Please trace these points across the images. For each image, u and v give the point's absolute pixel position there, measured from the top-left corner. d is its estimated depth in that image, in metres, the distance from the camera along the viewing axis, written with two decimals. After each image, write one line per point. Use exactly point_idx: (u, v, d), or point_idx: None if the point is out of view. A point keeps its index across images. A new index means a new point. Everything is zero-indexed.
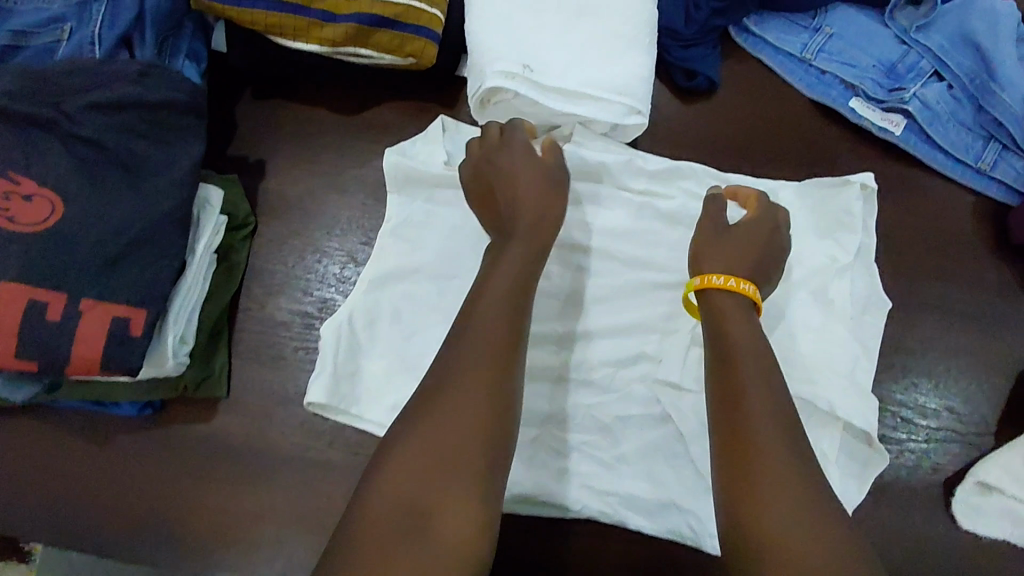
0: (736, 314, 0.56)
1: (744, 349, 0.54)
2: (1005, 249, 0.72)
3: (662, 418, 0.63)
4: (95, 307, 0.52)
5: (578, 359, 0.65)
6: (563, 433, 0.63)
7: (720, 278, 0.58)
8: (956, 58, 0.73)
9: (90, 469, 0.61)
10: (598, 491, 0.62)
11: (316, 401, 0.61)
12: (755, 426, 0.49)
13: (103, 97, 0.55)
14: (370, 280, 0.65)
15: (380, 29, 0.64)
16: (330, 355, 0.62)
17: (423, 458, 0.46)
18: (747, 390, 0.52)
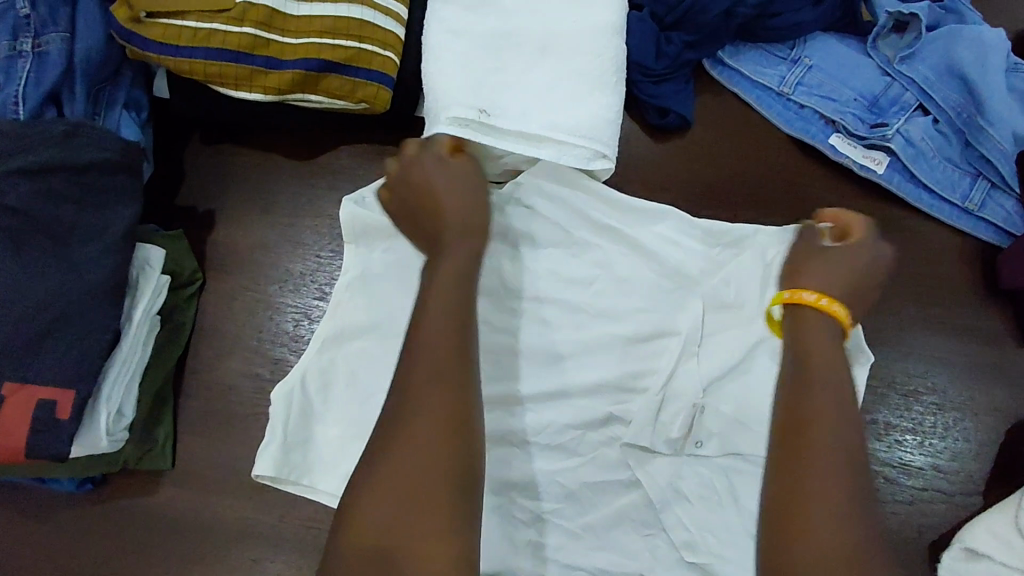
0: (823, 337, 0.45)
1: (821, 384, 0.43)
2: (993, 295, 0.69)
3: (631, 483, 0.60)
4: (19, 390, 0.49)
5: (544, 422, 0.61)
6: (528, 503, 0.60)
7: (809, 293, 0.46)
8: (941, 92, 0.69)
9: (25, 549, 0.58)
10: (565, 565, 0.59)
11: (265, 475, 0.56)
12: (813, 489, 0.40)
13: (26, 161, 0.51)
14: (324, 337, 0.60)
15: (330, 73, 0.60)
16: (281, 423, 0.57)
17: (389, 528, 0.40)
18: (818, 440, 0.42)
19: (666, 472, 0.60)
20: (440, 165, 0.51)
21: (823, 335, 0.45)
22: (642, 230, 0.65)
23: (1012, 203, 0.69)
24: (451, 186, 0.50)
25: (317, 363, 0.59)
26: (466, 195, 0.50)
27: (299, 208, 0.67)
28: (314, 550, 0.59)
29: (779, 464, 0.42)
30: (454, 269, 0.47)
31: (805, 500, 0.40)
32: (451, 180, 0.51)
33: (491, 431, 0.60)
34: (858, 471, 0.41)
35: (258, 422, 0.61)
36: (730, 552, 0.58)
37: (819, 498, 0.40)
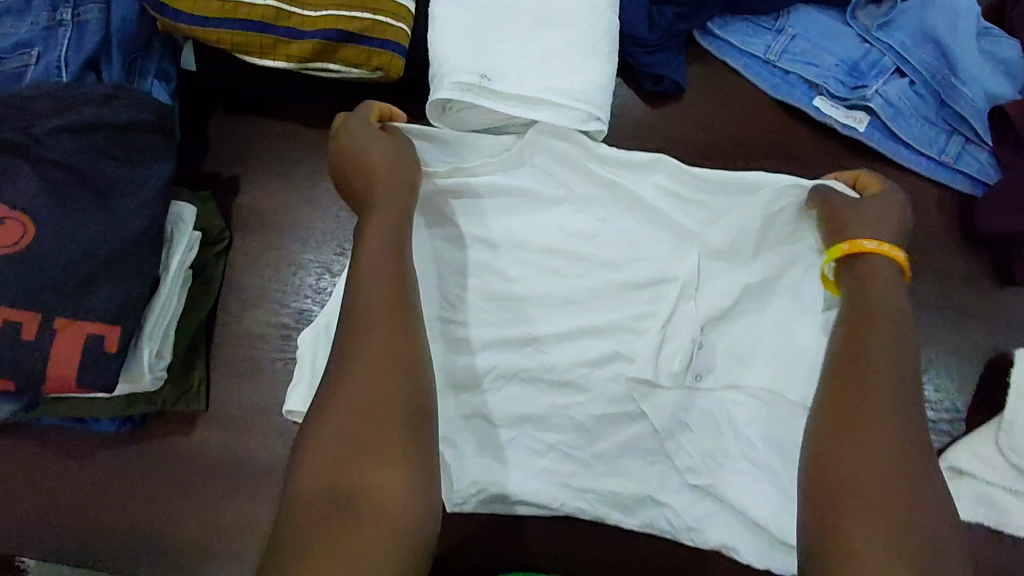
0: (884, 279, 0.58)
1: (883, 314, 0.55)
2: (971, 241, 0.74)
3: (637, 414, 0.65)
4: (70, 325, 0.53)
5: (553, 361, 0.65)
6: (540, 434, 0.64)
7: (872, 242, 0.60)
8: (917, 55, 0.74)
9: (71, 486, 0.61)
10: (577, 489, 0.64)
11: (295, 409, 0.60)
12: (871, 377, 0.51)
13: (72, 120, 0.55)
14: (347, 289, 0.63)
15: (348, 43, 0.65)
16: (309, 362, 0.61)
17: (353, 468, 0.46)
18: (873, 345, 0.54)
19: (668, 407, 0.64)
20: (369, 140, 0.62)
21: (885, 284, 0.58)
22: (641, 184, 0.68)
23: (985, 155, 0.74)
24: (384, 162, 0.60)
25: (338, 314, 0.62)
26: (395, 166, 0.60)
27: (317, 172, 0.71)
28: None
29: (842, 369, 0.53)
30: (387, 241, 0.57)
31: (859, 382, 0.51)
32: (379, 162, 0.61)
33: (505, 369, 0.65)
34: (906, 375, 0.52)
35: (286, 367, 0.65)
36: (731, 471, 0.64)
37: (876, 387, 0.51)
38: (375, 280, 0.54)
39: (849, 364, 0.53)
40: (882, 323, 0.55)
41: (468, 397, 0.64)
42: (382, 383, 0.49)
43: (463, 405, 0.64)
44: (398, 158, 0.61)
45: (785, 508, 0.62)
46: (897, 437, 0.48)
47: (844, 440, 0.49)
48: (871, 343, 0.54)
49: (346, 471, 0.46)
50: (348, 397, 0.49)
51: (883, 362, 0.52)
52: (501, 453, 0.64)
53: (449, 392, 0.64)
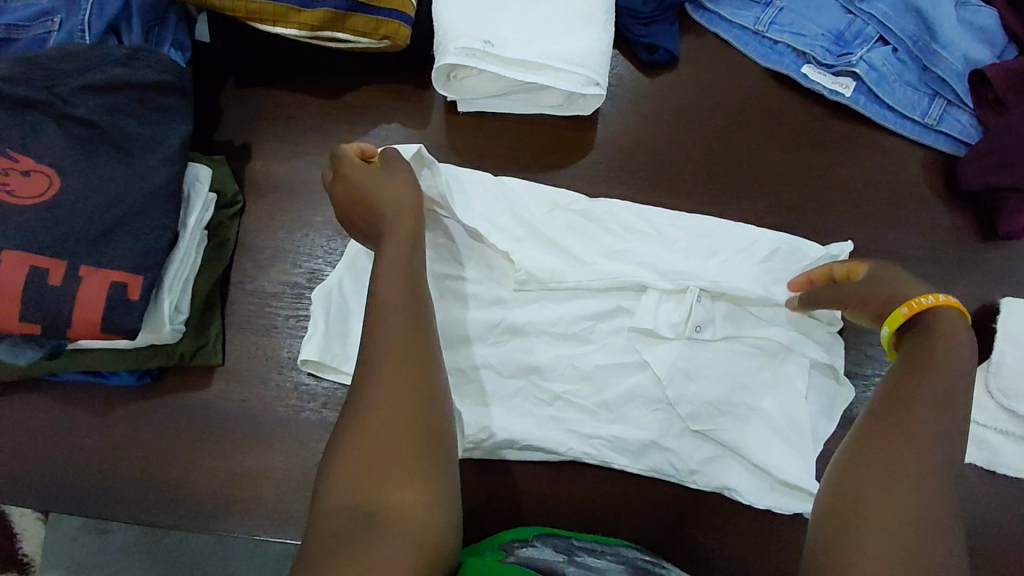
0: (951, 332, 0.50)
1: (941, 358, 0.49)
2: (955, 198, 0.77)
3: (639, 364, 0.67)
4: (95, 273, 0.55)
5: (558, 315, 0.67)
6: (547, 384, 0.66)
7: (930, 296, 0.53)
8: (899, 24, 0.77)
9: (90, 438, 0.63)
10: (584, 436, 0.66)
11: (309, 360, 0.62)
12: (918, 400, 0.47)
13: (95, 79, 0.58)
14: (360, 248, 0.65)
15: (357, 13, 0.67)
16: (324, 317, 0.62)
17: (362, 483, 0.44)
18: (928, 370, 0.48)
19: (668, 355, 0.66)
20: (386, 177, 0.58)
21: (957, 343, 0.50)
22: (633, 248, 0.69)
23: (967, 118, 0.77)
24: (389, 200, 0.57)
25: (353, 273, 0.64)
26: (395, 198, 0.57)
27: (327, 140, 0.74)
28: None
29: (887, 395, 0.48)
30: (395, 269, 0.53)
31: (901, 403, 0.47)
32: (388, 194, 0.57)
33: (513, 323, 0.67)
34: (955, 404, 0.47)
35: (298, 323, 0.67)
36: (730, 416, 0.66)
37: (925, 424, 0.46)
38: (391, 297, 0.51)
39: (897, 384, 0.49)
40: (940, 365, 0.48)
41: (476, 350, 0.66)
42: (402, 406, 0.47)
43: (473, 357, 0.66)
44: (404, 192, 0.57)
45: (782, 449, 0.65)
46: (936, 475, 0.44)
47: (874, 466, 0.45)
48: (921, 382, 0.48)
49: (356, 489, 0.44)
50: (362, 424, 0.46)
51: (938, 398, 0.47)
52: (508, 402, 0.66)
53: (457, 346, 0.66)
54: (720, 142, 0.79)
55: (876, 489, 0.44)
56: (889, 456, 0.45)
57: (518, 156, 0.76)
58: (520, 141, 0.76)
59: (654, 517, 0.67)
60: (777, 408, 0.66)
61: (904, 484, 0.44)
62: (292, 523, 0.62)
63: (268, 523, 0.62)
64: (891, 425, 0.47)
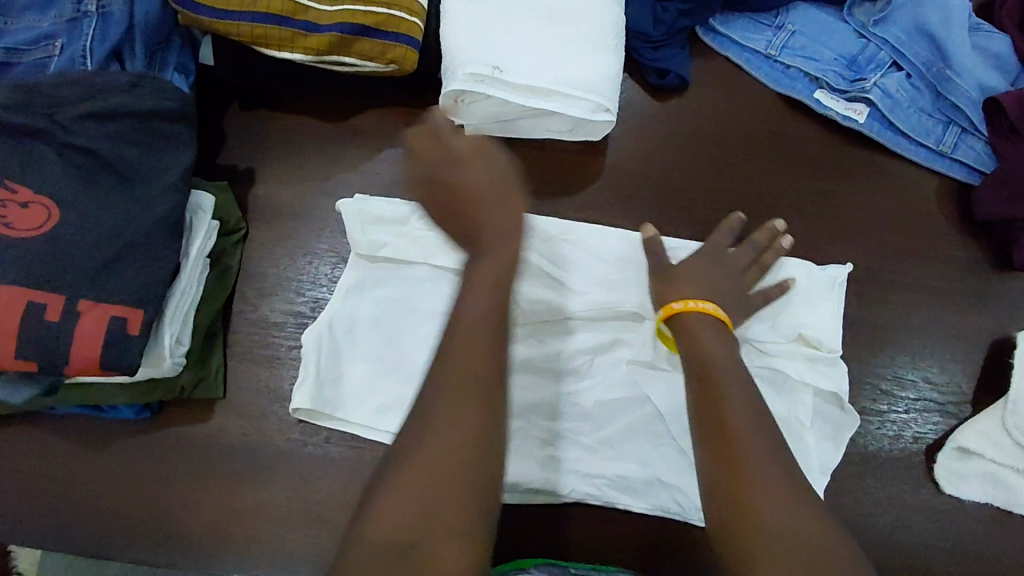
0: (707, 334, 0.55)
1: (724, 368, 0.52)
2: (971, 227, 0.75)
3: (641, 398, 0.65)
4: (93, 307, 0.54)
5: (555, 351, 0.66)
6: (546, 422, 0.65)
7: (679, 302, 0.59)
8: (912, 49, 0.76)
9: (87, 473, 0.62)
10: (587, 475, 0.64)
11: (301, 408, 0.61)
12: (734, 412, 0.49)
13: (96, 107, 0.56)
14: (347, 285, 0.65)
15: (363, 37, 0.66)
16: (314, 360, 0.62)
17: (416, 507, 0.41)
18: (727, 379, 0.51)
19: (669, 389, 0.64)
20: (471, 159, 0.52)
21: (707, 333, 0.56)
22: (610, 276, 0.68)
23: (981, 145, 0.75)
24: (479, 184, 0.51)
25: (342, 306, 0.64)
26: (477, 187, 0.51)
27: (331, 165, 0.73)
28: (358, 467, 0.63)
29: (705, 413, 0.50)
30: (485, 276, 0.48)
31: (727, 416, 0.49)
32: (479, 179, 0.51)
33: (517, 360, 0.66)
34: (758, 404, 0.50)
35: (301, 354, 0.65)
36: None
37: (740, 415, 0.49)
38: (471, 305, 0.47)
39: (710, 401, 0.50)
40: (726, 373, 0.52)
41: None
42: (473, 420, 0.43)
43: None
44: (499, 183, 0.52)
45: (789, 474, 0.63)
46: (773, 460, 0.46)
47: (740, 484, 0.45)
48: (722, 394, 0.50)
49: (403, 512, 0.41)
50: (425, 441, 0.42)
51: (741, 405, 0.49)
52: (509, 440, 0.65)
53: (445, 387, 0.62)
54: (730, 168, 0.77)
55: (746, 488, 0.45)
56: (733, 449, 0.47)
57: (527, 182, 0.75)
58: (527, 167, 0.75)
59: (664, 559, 0.65)
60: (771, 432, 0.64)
61: (762, 464, 0.46)
62: (294, 561, 0.61)
63: (270, 561, 0.61)
64: (713, 437, 0.48)
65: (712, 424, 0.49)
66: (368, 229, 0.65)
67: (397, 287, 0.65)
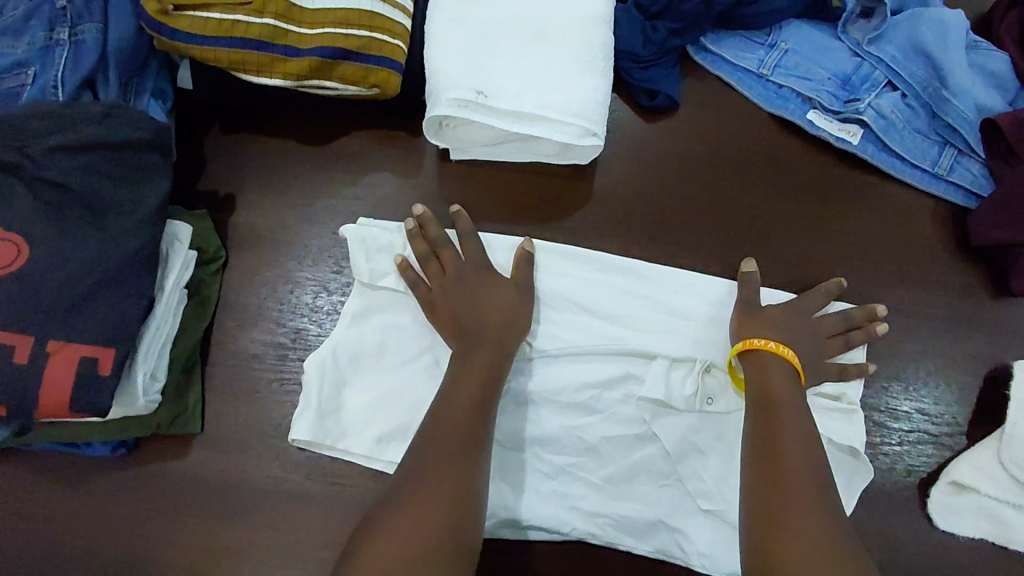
0: (777, 377, 0.60)
1: (785, 416, 0.57)
2: (966, 251, 0.74)
3: (649, 436, 0.63)
4: (64, 347, 0.53)
5: (564, 382, 0.64)
6: (552, 456, 0.64)
7: (761, 339, 0.61)
8: (908, 68, 0.74)
9: (60, 512, 0.61)
10: (590, 514, 0.63)
11: (301, 438, 0.60)
12: (790, 461, 0.55)
13: (67, 139, 0.55)
14: (351, 314, 0.63)
15: (344, 61, 0.64)
16: (315, 390, 0.61)
17: (406, 534, 0.49)
18: (788, 430, 0.56)
19: (678, 430, 0.63)
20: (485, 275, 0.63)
21: (779, 371, 0.60)
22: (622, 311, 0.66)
23: (978, 167, 0.74)
24: (496, 299, 0.61)
25: (348, 335, 0.62)
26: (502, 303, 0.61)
27: (313, 190, 0.71)
28: (336, 506, 0.61)
29: (760, 457, 0.56)
30: (481, 365, 0.59)
31: (782, 467, 0.54)
32: (494, 299, 0.61)
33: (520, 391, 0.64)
34: (814, 458, 0.55)
35: (280, 387, 0.64)
36: None
37: (796, 467, 0.54)
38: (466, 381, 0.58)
39: (765, 448, 0.56)
40: (786, 421, 0.57)
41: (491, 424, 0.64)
42: (450, 461, 0.53)
43: None
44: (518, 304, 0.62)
45: None
46: (820, 515, 0.51)
47: (780, 529, 0.51)
48: (781, 443, 0.56)
49: (403, 539, 0.49)
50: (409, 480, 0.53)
51: (798, 459, 0.55)
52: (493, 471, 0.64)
53: None
54: (721, 192, 0.76)
55: (784, 532, 0.51)
56: (778, 477, 0.54)
57: (513, 207, 0.73)
58: (512, 192, 0.73)
59: None
60: None
61: (804, 515, 0.51)
62: None
63: None
64: (763, 485, 0.54)
65: (768, 471, 0.55)
66: (372, 260, 0.63)
67: (401, 319, 0.63)
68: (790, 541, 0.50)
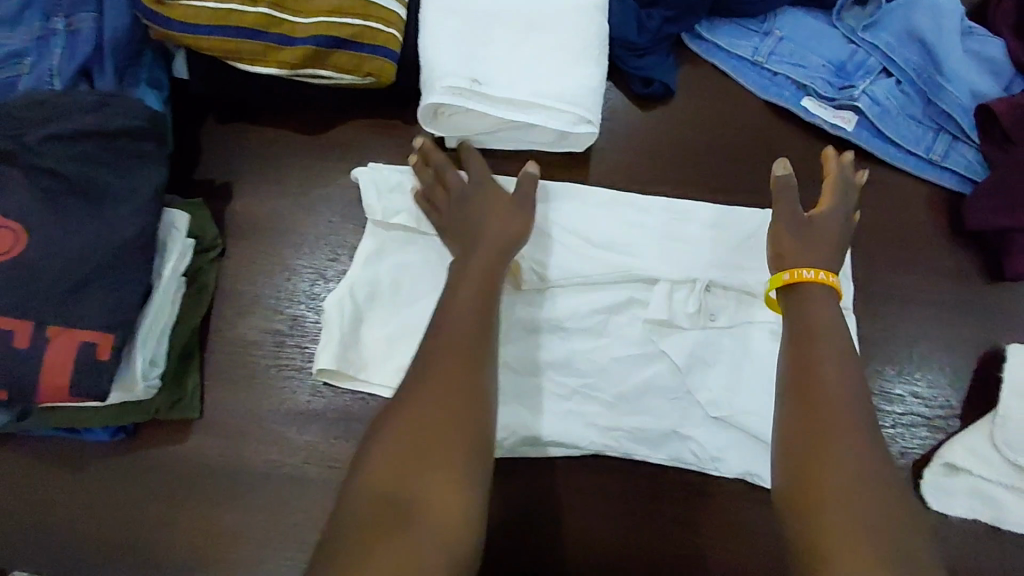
0: (816, 303, 0.55)
1: (823, 344, 0.53)
2: (960, 236, 0.74)
3: (656, 354, 0.64)
4: (61, 333, 0.54)
5: (573, 306, 0.65)
6: (564, 379, 0.64)
7: (810, 270, 0.57)
8: (903, 55, 0.74)
9: (61, 496, 0.61)
10: (603, 428, 0.63)
11: (326, 368, 0.61)
12: (831, 389, 0.50)
13: (65, 128, 0.56)
14: (367, 252, 0.65)
15: (339, 50, 0.65)
16: (337, 321, 0.62)
17: (401, 478, 0.47)
18: (828, 358, 0.52)
19: (686, 346, 0.64)
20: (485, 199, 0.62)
21: (823, 305, 0.55)
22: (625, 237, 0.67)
23: (972, 153, 0.74)
24: (497, 221, 0.61)
25: (368, 268, 0.65)
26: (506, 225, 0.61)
27: (310, 179, 0.71)
28: (333, 491, 0.62)
29: (799, 385, 0.51)
30: (479, 294, 0.57)
31: (823, 396, 0.50)
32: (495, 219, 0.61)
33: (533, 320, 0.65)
34: (857, 383, 0.51)
35: (279, 372, 0.64)
36: (750, 411, 0.63)
37: (839, 395, 0.50)
38: (461, 316, 0.55)
39: (804, 375, 0.52)
40: (823, 348, 0.53)
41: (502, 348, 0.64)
42: (451, 395, 0.51)
43: None
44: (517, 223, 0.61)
45: None
46: (864, 447, 0.48)
47: (824, 463, 0.47)
48: (819, 371, 0.52)
49: (398, 478, 0.47)
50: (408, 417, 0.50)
51: (840, 386, 0.51)
52: None
53: None
54: (717, 178, 0.76)
55: (825, 465, 0.47)
56: (819, 405, 0.50)
57: None
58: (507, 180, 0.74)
59: None
60: None
61: (848, 447, 0.47)
62: None
63: None
64: (805, 414, 0.50)
65: (806, 398, 0.50)
66: (386, 198, 0.66)
67: (413, 255, 0.66)
68: (833, 477, 0.46)
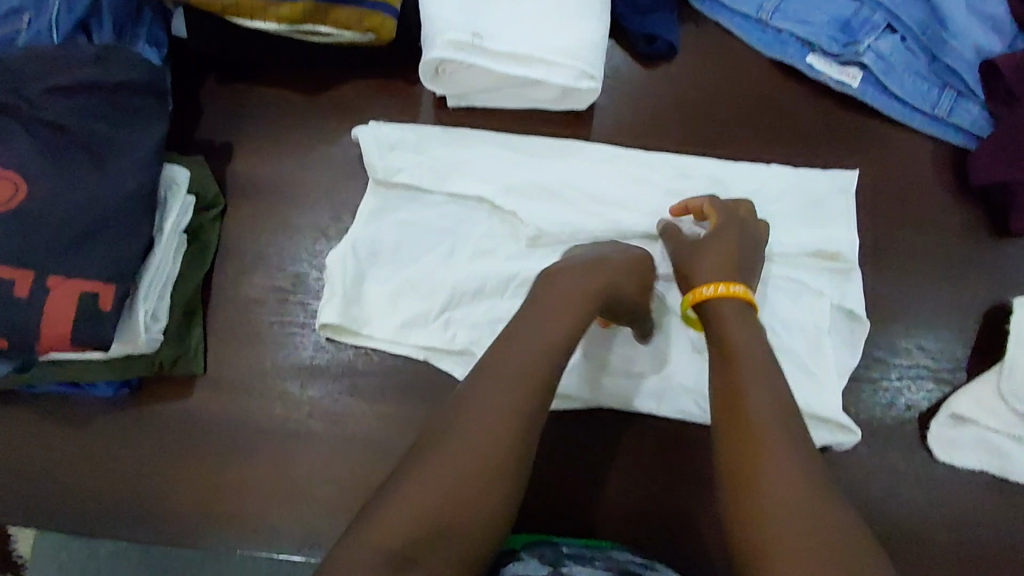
0: (735, 321, 0.54)
1: (744, 362, 0.52)
2: (966, 191, 0.73)
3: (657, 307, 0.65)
4: (63, 283, 0.53)
5: None
6: None
7: (710, 286, 0.57)
8: (908, 12, 0.73)
9: (66, 451, 0.61)
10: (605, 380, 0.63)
11: (329, 322, 0.61)
12: (753, 402, 0.49)
13: (63, 79, 0.55)
14: (370, 209, 0.66)
15: (339, 5, 0.64)
16: (338, 278, 0.62)
17: (446, 487, 0.45)
18: (750, 375, 0.51)
19: None
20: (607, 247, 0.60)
21: (738, 320, 0.55)
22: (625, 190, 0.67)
23: (978, 109, 0.73)
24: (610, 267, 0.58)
25: (370, 223, 0.65)
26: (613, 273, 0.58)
27: (311, 137, 0.71)
28: (337, 444, 0.62)
29: (721, 402, 0.51)
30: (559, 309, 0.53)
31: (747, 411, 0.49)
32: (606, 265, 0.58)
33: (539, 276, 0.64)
34: (782, 393, 0.50)
35: (282, 329, 0.64)
36: None
37: (763, 407, 0.49)
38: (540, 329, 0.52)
39: (722, 391, 0.51)
40: (744, 364, 0.52)
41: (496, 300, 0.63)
42: (506, 399, 0.48)
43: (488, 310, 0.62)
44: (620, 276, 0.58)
45: (804, 384, 0.64)
46: (794, 455, 0.46)
47: (755, 479, 0.46)
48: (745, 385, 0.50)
49: (438, 485, 0.45)
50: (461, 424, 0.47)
51: (764, 397, 0.49)
52: None
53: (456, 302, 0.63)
54: (721, 135, 0.75)
55: (755, 478, 0.46)
56: (743, 419, 0.49)
57: None
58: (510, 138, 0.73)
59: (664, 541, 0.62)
60: (797, 343, 0.65)
61: (777, 458, 0.46)
62: (275, 538, 0.60)
63: (252, 538, 0.60)
64: (730, 429, 0.49)
65: (731, 416, 0.49)
66: (386, 156, 0.66)
67: (416, 212, 0.66)
68: (766, 490, 0.45)
